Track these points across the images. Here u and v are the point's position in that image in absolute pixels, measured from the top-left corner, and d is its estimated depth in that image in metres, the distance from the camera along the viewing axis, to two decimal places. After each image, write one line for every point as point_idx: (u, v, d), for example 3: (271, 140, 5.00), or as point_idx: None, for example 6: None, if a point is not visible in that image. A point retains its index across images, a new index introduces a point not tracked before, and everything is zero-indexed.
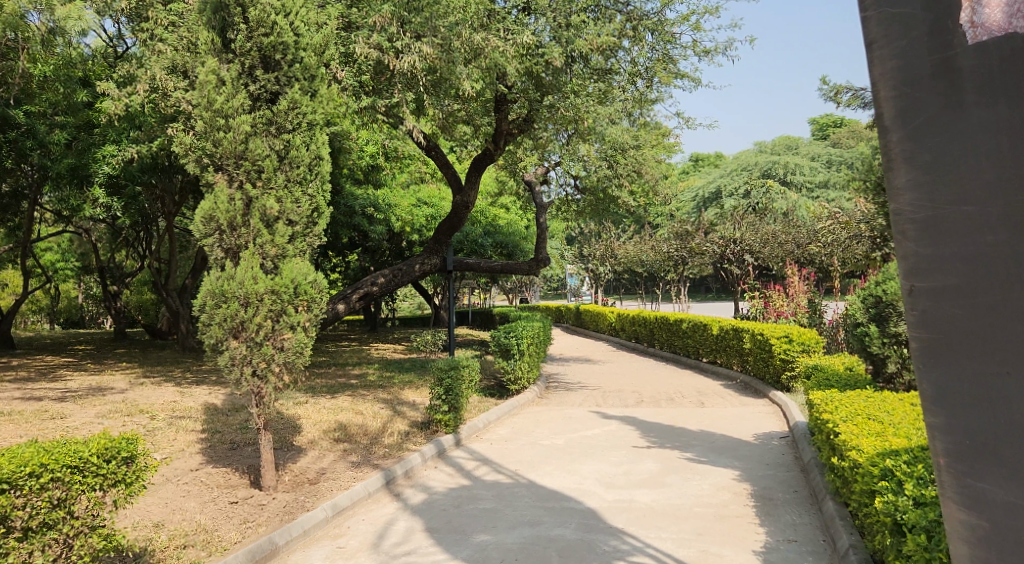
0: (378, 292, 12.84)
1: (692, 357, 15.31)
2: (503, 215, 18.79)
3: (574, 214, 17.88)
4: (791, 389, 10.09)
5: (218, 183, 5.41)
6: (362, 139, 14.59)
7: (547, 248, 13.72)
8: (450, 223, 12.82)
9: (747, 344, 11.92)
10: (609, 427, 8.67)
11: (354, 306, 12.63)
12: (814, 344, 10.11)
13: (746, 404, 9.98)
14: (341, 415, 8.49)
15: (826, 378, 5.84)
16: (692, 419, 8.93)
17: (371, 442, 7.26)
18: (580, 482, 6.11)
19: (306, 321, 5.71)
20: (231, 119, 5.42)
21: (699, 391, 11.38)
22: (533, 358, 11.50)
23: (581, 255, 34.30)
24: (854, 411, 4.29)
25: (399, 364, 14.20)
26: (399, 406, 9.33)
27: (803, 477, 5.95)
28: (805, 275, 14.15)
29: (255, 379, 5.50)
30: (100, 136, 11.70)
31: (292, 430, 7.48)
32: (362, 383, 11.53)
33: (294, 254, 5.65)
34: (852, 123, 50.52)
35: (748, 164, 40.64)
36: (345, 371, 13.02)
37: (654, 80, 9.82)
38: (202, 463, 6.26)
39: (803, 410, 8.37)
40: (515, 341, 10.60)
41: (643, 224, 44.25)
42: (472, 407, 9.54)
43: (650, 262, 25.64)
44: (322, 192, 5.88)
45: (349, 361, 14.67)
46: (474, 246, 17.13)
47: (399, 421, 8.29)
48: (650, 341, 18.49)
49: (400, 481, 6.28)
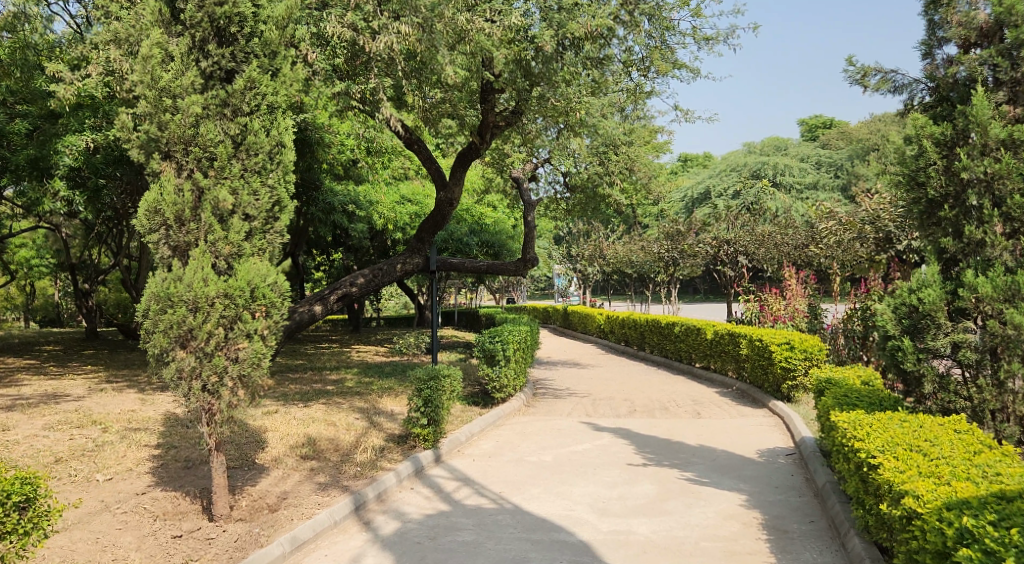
0: (357, 293, 12.18)
1: (685, 362, 14.79)
2: (489, 214, 18.14)
3: (563, 213, 17.27)
4: (793, 399, 9.59)
5: (164, 172, 4.76)
6: (342, 132, 13.92)
7: (535, 248, 13.11)
8: (433, 222, 12.16)
9: (744, 349, 11.39)
10: (601, 440, 8.10)
11: (332, 308, 11.99)
12: (817, 351, 9.60)
13: (745, 415, 9.46)
14: (312, 427, 7.80)
15: (845, 396, 5.20)
16: (690, 432, 8.41)
17: (342, 460, 6.60)
18: (572, 509, 5.51)
19: (264, 328, 5.04)
20: (180, 100, 4.77)
21: (694, 399, 10.86)
22: (520, 364, 10.91)
23: (569, 255, 33.74)
24: (890, 437, 3.76)
25: (380, 368, 13.53)
26: (376, 416, 8.67)
27: (818, 504, 5.42)
28: (802, 278, 13.64)
29: (204, 394, 4.84)
30: (63, 126, 10.84)
31: (256, 446, 6.82)
32: (338, 389, 10.88)
33: (251, 253, 4.99)
34: (841, 124, 50.33)
35: (737, 164, 40.27)
36: (322, 376, 12.34)
37: (650, 69, 9.25)
38: (150, 485, 5.55)
39: (808, 424, 7.87)
40: (500, 347, 9.99)
41: (631, 225, 43.81)
42: (455, 417, 8.92)
43: (639, 262, 25.13)
44: (284, 183, 5.18)
45: (327, 365, 13.97)
46: (459, 245, 16.49)
47: (374, 435, 7.62)
48: (641, 345, 17.94)
49: (372, 505, 5.66)
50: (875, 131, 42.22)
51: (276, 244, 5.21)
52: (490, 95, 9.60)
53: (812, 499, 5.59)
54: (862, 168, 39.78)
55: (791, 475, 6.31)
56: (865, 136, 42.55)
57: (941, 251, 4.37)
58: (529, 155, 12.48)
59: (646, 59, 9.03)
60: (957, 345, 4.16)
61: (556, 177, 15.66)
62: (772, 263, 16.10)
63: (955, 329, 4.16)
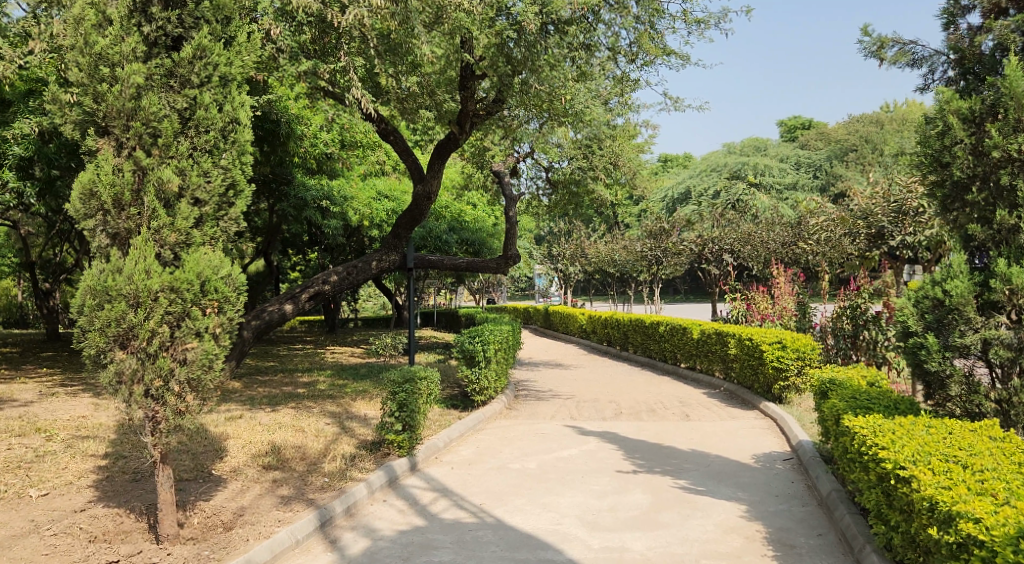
0: (330, 291, 11.62)
1: (670, 362, 14.43)
2: (469, 211, 17.63)
3: (545, 210, 16.84)
4: (784, 400, 9.26)
5: (101, 150, 4.23)
6: (315, 123, 13.36)
7: (517, 245, 12.62)
8: (410, 216, 11.64)
9: (733, 349, 11.02)
10: (587, 445, 7.65)
11: (304, 308, 11.49)
12: (810, 351, 9.24)
13: (736, 417, 9.08)
14: (278, 434, 7.25)
15: (856, 400, 4.79)
16: (680, 435, 8.00)
17: (308, 471, 6.07)
18: (559, 522, 5.04)
19: (216, 326, 4.50)
20: (119, 69, 4.24)
21: (682, 401, 10.47)
22: (501, 365, 10.44)
23: (550, 255, 33.34)
24: (921, 446, 3.34)
25: (354, 370, 12.97)
26: (347, 422, 8.13)
27: (825, 515, 5.01)
28: (790, 276, 13.34)
29: (147, 400, 4.30)
30: (12, 113, 10.15)
31: (214, 455, 6.27)
32: (310, 392, 10.32)
33: (201, 241, 4.47)
34: (820, 125, 50.57)
35: (717, 164, 40.12)
36: (294, 379, 11.78)
37: (637, 55, 8.82)
38: (90, 501, 4.98)
39: (805, 427, 7.50)
40: (481, 348, 9.52)
41: (612, 224, 43.52)
42: (432, 421, 8.42)
43: (621, 262, 24.75)
44: (240, 165, 4.67)
45: (300, 367, 13.37)
46: (438, 243, 15.97)
47: (345, 442, 7.09)
48: (624, 345, 17.56)
49: (340, 521, 5.14)
50: (854, 132, 42.34)
51: (230, 232, 4.70)
52: (471, 81, 9.13)
53: (817, 509, 5.18)
54: (841, 168, 39.90)
55: (791, 482, 5.91)
56: (844, 137, 42.70)
57: (968, 239, 3.97)
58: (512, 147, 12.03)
59: (634, 44, 8.60)
60: (988, 342, 3.74)
61: (538, 173, 15.24)
62: (758, 261, 15.79)
63: (986, 324, 3.73)
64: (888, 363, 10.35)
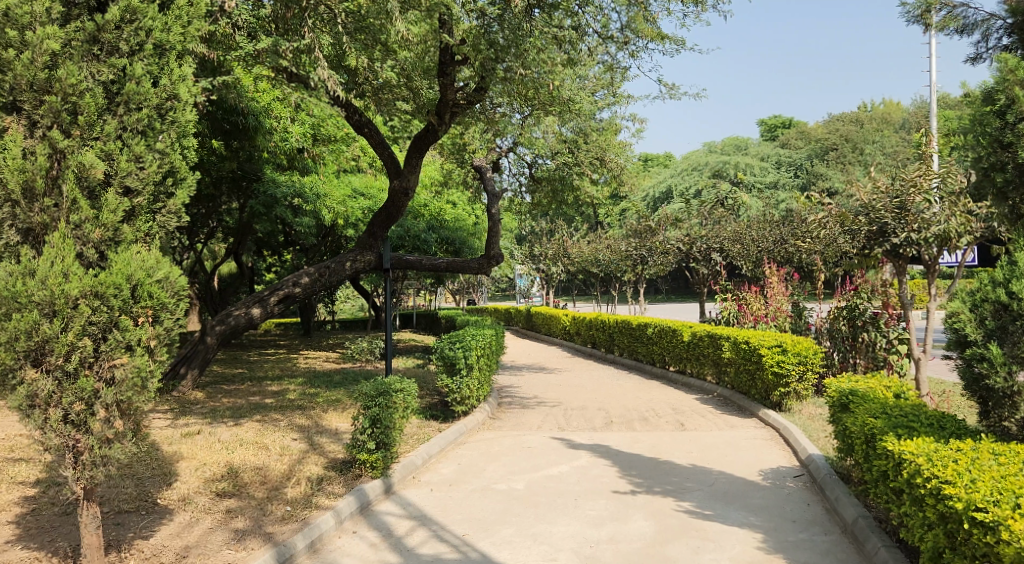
0: (301, 294, 10.89)
1: (659, 365, 13.91)
2: (448, 210, 16.98)
3: (527, 207, 16.31)
4: (784, 408, 8.76)
5: (7, 129, 3.49)
6: (286, 116, 12.61)
7: (500, 244, 11.96)
8: (386, 213, 10.96)
9: (727, 353, 10.50)
10: (578, 461, 7.05)
11: (272, 312, 10.82)
12: (811, 355, 8.80)
13: (735, 427, 8.53)
14: (238, 454, 6.56)
15: (889, 416, 4.25)
16: (678, 448, 7.44)
17: (268, 499, 5.38)
18: (554, 558, 4.42)
19: (150, 338, 3.81)
20: (30, 31, 3.50)
21: (675, 408, 9.95)
22: (484, 373, 9.81)
23: (532, 254, 32.77)
24: (997, 482, 2.79)
25: (327, 377, 12.26)
26: (317, 437, 7.45)
27: (854, 547, 4.44)
28: (784, 276, 12.87)
29: (65, 427, 3.59)
30: None
31: (162, 482, 5.57)
32: (278, 403, 9.62)
33: (132, 238, 3.80)
34: (800, 124, 50.60)
35: (699, 163, 39.84)
36: (262, 387, 11.05)
37: (629, 39, 8.26)
38: (6, 543, 4.27)
39: (812, 440, 6.99)
40: (462, 355, 8.90)
41: (594, 224, 43.10)
42: (409, 435, 7.78)
43: (605, 262, 24.25)
44: (178, 149, 4.02)
45: (270, 374, 12.63)
46: (417, 242, 15.34)
47: (312, 462, 6.41)
48: (610, 347, 17.02)
49: (301, 560, 4.48)
50: (834, 130, 42.30)
51: (168, 226, 4.03)
52: (450, 66, 8.48)
53: (842, 539, 4.63)
54: (822, 168, 39.84)
55: (807, 504, 5.36)
56: (824, 136, 42.69)
57: None
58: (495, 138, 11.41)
59: (626, 27, 8.07)
60: None
61: (521, 169, 14.65)
62: (748, 260, 15.34)
63: None
64: (887, 366, 10.08)
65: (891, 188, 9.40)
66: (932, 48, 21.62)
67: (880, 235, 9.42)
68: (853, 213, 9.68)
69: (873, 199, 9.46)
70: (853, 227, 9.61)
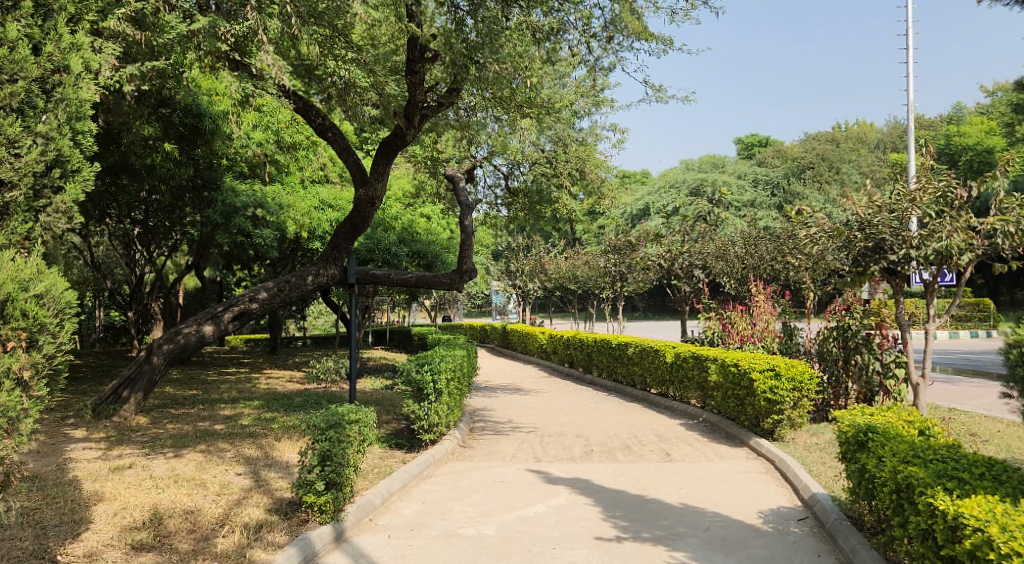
0: (257, 311, 10.05)
1: (639, 387, 13.29)
2: (421, 223, 16.25)
3: (503, 221, 15.68)
4: (778, 436, 8.14)
5: None
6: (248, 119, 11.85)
7: (474, 258, 11.20)
8: (352, 224, 10.20)
9: (713, 375, 9.89)
10: (556, 499, 6.32)
11: (226, 329, 9.97)
12: (805, 380, 8.20)
13: (725, 457, 7.89)
14: (168, 495, 5.71)
15: (925, 461, 3.64)
16: (665, 483, 6.75)
17: (193, 552, 4.57)
18: None
19: (23, 369, 3.38)
20: None
21: (659, 434, 9.31)
22: (454, 398, 9.07)
23: (508, 270, 32.12)
24: None
25: (286, 400, 11.39)
26: (264, 472, 6.61)
27: None
28: (770, 294, 12.39)
29: None
30: None
31: (70, 532, 4.72)
32: (228, 430, 8.76)
33: (5, 243, 3.76)
34: (776, 143, 50.86)
35: (677, 181, 39.74)
36: (213, 412, 10.17)
37: (612, 38, 7.73)
38: None
39: (814, 477, 6.35)
40: (431, 379, 8.16)
41: (572, 240, 42.72)
42: (369, 469, 6.99)
43: (584, 278, 23.72)
44: (65, 134, 4.10)
45: (225, 396, 11.71)
46: (387, 256, 14.60)
47: (253, 504, 5.58)
48: (588, 367, 16.38)
49: None
50: (810, 149, 42.45)
51: (55, 225, 4.14)
52: (419, 64, 7.93)
53: None
54: (799, 187, 39.88)
55: (818, 556, 4.71)
56: (800, 155, 42.78)
57: None
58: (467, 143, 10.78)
59: (610, 25, 7.55)
60: None
61: (497, 180, 14.03)
62: (731, 277, 14.86)
63: None
64: (882, 391, 9.57)
65: (886, 202, 8.96)
66: (911, 68, 21.50)
67: (876, 251, 8.94)
68: (848, 229, 9.19)
69: (869, 214, 8.96)
70: (848, 243, 9.11)
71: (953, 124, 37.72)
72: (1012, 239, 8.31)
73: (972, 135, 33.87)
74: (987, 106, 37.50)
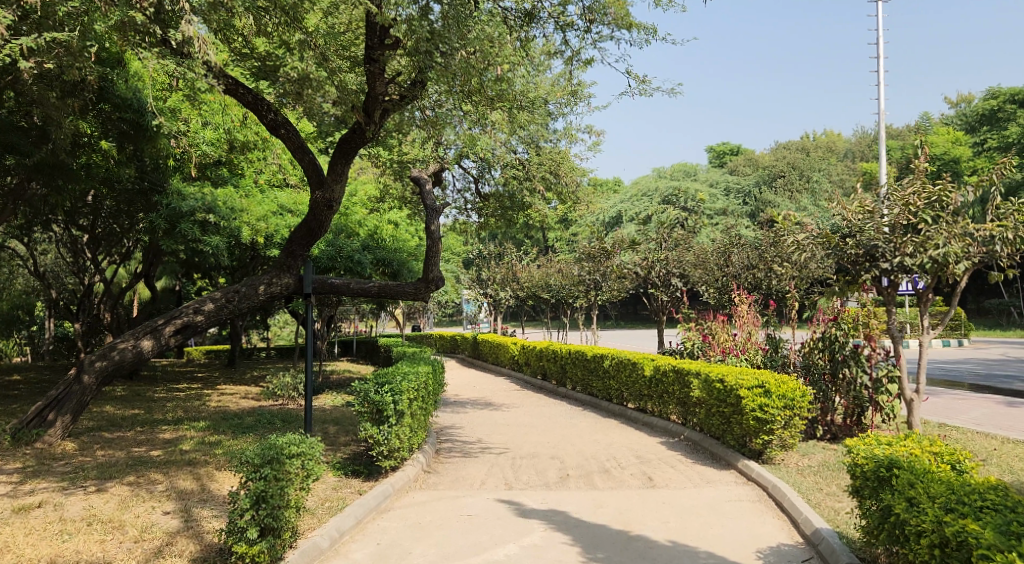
0: (203, 324, 9.17)
1: (616, 402, 12.66)
2: (387, 229, 15.48)
3: (473, 227, 15.00)
4: (768, 458, 7.54)
5: None
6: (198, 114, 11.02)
7: (441, 267, 10.50)
8: (307, 228, 9.41)
9: (696, 391, 9.29)
10: (529, 538, 5.59)
11: (167, 344, 9.13)
12: (797, 398, 7.64)
13: (712, 482, 7.27)
14: (75, 544, 4.85)
15: (972, 511, 3.03)
16: (651, 515, 6.09)
17: None
18: None
19: None
20: None
21: (640, 456, 8.66)
22: (418, 418, 8.31)
23: (479, 279, 31.41)
24: None
25: (236, 420, 10.50)
26: (197, 511, 5.77)
27: None
28: (752, 304, 11.91)
29: None
30: None
31: None
32: (166, 457, 7.89)
33: None
34: (746, 152, 51.13)
35: (649, 190, 39.53)
36: (152, 435, 9.24)
37: (589, 26, 7.14)
38: None
39: (815, 509, 5.75)
40: (391, 401, 7.39)
41: (544, 249, 42.22)
42: (318, 504, 6.18)
43: (556, 286, 23.14)
44: None
45: (169, 417, 10.79)
46: (350, 264, 13.80)
47: (175, 554, 4.75)
48: (562, 380, 15.73)
49: None
50: (781, 158, 42.55)
51: None
52: (379, 52, 7.32)
53: None
54: (770, 195, 39.93)
55: None
56: (771, 163, 42.88)
57: None
58: (432, 141, 10.11)
59: (587, 10, 6.96)
60: None
61: (466, 184, 13.38)
62: (709, 286, 14.38)
63: None
64: (872, 407, 9.07)
65: (877, 208, 8.49)
66: (884, 74, 21.38)
67: (867, 258, 8.45)
68: (838, 235, 8.67)
69: (860, 220, 8.47)
70: (836, 250, 8.60)
71: (921, 133, 38.06)
72: (1010, 245, 7.87)
73: (939, 145, 34.16)
74: (952, 116, 37.94)
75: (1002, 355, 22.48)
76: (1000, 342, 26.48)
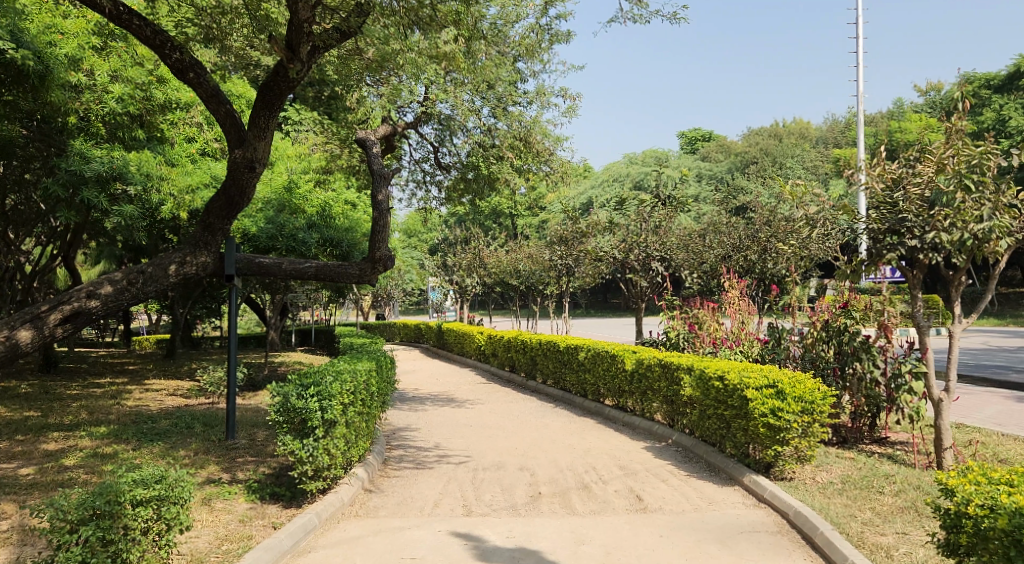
0: (99, 311, 7.36)
1: (591, 398, 11.32)
2: (338, 207, 13.89)
3: (433, 202, 13.49)
4: (779, 474, 6.23)
5: None
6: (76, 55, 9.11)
7: (391, 244, 8.96)
8: (227, 196, 7.82)
9: (688, 389, 7.95)
10: None
11: (52, 336, 7.12)
12: (816, 401, 6.31)
13: (714, 505, 5.93)
14: None
15: None
16: (649, 557, 4.70)
17: None
18: None
19: None
20: None
21: (624, 467, 7.30)
22: (357, 425, 6.80)
23: (444, 265, 29.93)
24: None
25: (147, 425, 8.85)
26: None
27: None
28: (744, 291, 10.58)
29: None
30: None
31: None
32: (35, 477, 6.22)
33: None
34: (717, 138, 50.57)
35: (620, 175, 38.62)
36: (35, 446, 7.55)
37: None
38: None
39: (861, 553, 4.46)
40: (318, 408, 5.88)
41: (513, 235, 40.98)
42: (212, 548, 4.68)
43: (525, 272, 21.85)
44: None
45: (68, 421, 9.06)
46: (293, 243, 12.39)
47: None
48: (532, 373, 14.38)
49: None
50: (754, 144, 41.95)
51: None
52: None
53: None
54: (743, 182, 39.20)
55: None
56: (744, 149, 42.07)
57: None
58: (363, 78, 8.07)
59: None
60: None
61: (424, 153, 11.90)
62: (692, 270, 13.12)
63: None
64: (890, 407, 7.84)
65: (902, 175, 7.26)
66: (863, 54, 20.51)
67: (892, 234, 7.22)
68: (857, 209, 7.48)
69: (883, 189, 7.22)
70: (857, 225, 7.42)
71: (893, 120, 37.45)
72: None
73: (913, 131, 33.51)
74: (923, 104, 37.60)
75: (983, 344, 21.71)
76: (976, 332, 25.99)
